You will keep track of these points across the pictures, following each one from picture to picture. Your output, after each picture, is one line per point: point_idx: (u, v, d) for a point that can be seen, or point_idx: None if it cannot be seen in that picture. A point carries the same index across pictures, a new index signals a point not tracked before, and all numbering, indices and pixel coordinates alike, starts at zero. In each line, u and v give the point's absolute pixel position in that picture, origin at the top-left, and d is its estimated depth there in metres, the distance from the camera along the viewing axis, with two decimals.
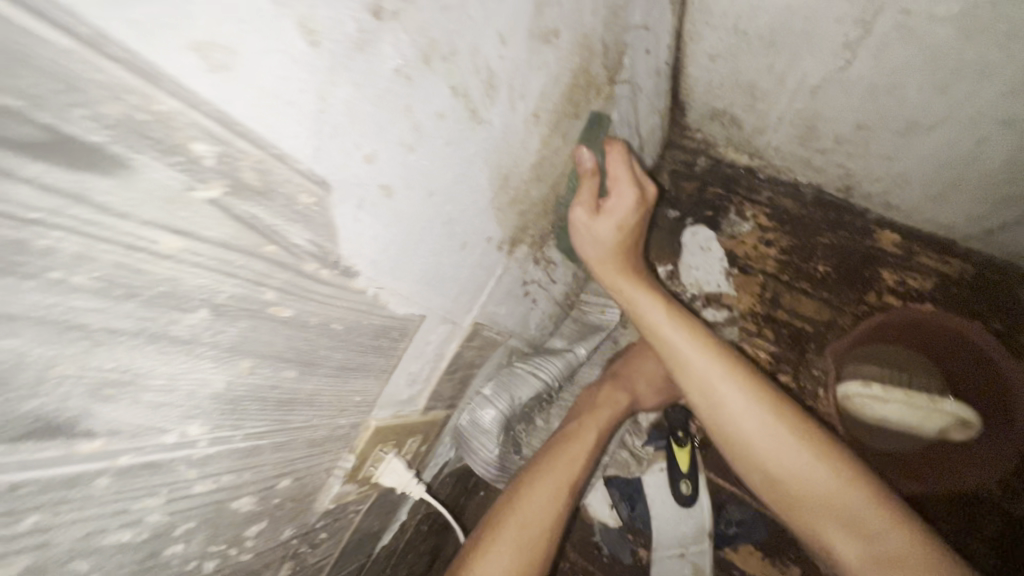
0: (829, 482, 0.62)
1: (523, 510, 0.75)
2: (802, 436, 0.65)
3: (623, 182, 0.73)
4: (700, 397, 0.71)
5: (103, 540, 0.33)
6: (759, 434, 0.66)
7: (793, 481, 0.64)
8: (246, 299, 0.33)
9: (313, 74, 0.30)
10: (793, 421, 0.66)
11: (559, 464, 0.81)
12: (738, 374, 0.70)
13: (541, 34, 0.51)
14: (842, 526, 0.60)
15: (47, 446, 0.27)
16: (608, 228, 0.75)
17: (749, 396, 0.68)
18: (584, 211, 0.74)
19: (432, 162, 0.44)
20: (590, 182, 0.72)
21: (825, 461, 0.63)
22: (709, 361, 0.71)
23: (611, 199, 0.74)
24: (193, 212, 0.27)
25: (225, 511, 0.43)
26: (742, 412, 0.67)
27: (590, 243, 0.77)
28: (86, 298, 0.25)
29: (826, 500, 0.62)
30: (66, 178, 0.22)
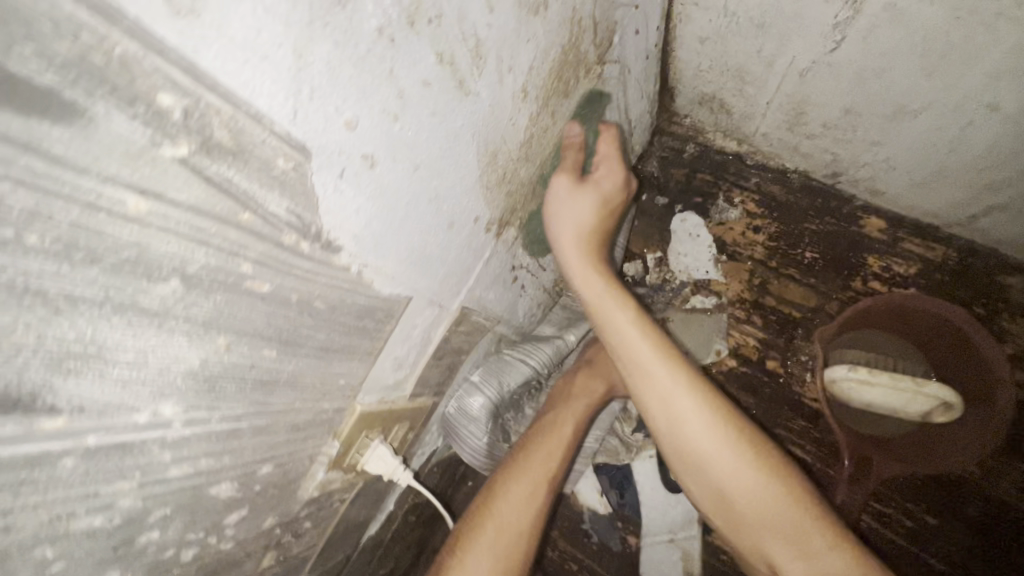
0: (783, 506, 0.59)
1: (500, 515, 0.73)
2: (760, 458, 0.62)
3: (612, 159, 0.75)
4: (660, 409, 0.66)
5: (72, 525, 0.31)
6: (717, 453, 0.63)
7: (748, 501, 0.61)
8: (221, 270, 0.32)
9: (288, 27, 0.28)
10: (752, 440, 0.63)
11: (535, 462, 0.78)
12: (698, 388, 0.66)
13: (530, 4, 0.50)
14: (786, 546, 0.59)
15: (5, 422, 0.25)
16: (589, 203, 0.73)
17: (709, 412, 0.64)
18: (566, 179, 0.72)
19: (416, 133, 0.43)
20: (576, 153, 0.72)
21: (780, 484, 0.60)
22: (671, 374, 0.66)
23: (599, 172, 0.74)
24: (161, 171, 0.25)
25: (204, 497, 0.41)
26: (702, 429, 0.63)
27: (566, 218, 0.73)
28: (43, 260, 0.23)
29: (778, 523, 0.59)
30: (14, 123, 0.20)
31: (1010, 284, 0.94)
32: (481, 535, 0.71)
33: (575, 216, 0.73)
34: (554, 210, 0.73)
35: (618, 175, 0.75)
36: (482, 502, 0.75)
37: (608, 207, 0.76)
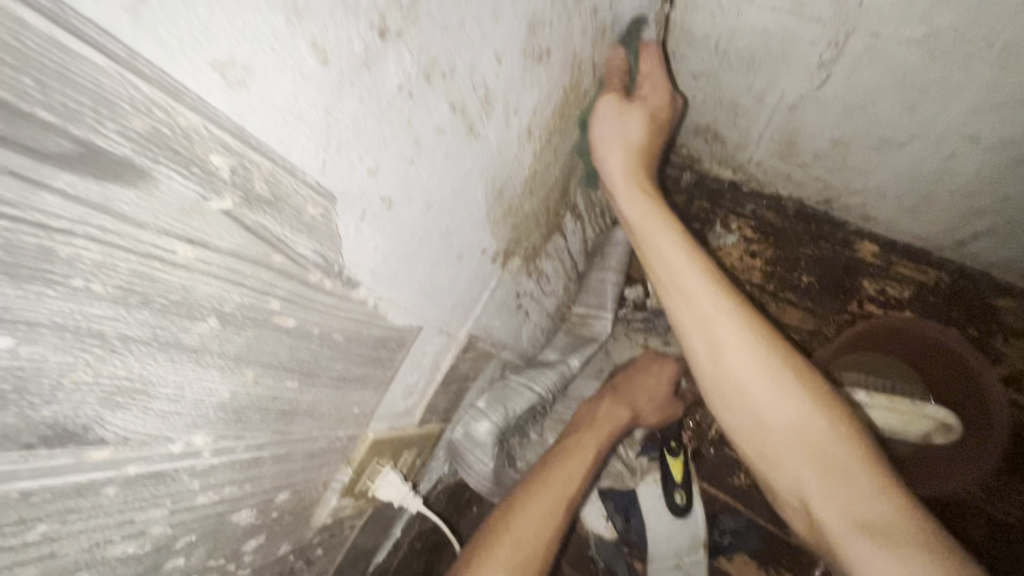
0: (831, 441, 0.52)
1: (517, 528, 0.73)
2: (811, 387, 0.56)
3: (657, 74, 0.79)
4: (700, 335, 0.61)
5: (109, 551, 0.33)
6: (756, 381, 0.57)
7: (786, 440, 0.54)
8: (252, 308, 0.34)
9: (321, 91, 0.31)
10: (794, 364, 0.57)
11: (556, 480, 0.79)
12: (749, 322, 0.59)
13: (534, 53, 0.53)
14: (828, 482, 0.51)
15: (59, 454, 0.27)
16: (639, 120, 0.73)
17: (756, 344, 0.58)
18: (613, 98, 0.71)
19: (430, 174, 0.46)
20: (620, 74, 0.73)
21: (830, 417, 0.54)
22: (712, 296, 0.61)
23: (645, 87, 0.78)
24: (207, 221, 0.28)
25: (226, 524, 0.43)
26: (742, 356, 0.58)
27: (616, 148, 0.72)
28: (103, 306, 0.25)
29: (832, 468, 0.51)
30: (93, 188, 0.23)
31: (1003, 306, 0.97)
32: (496, 549, 0.71)
33: (625, 135, 0.72)
34: (602, 139, 0.72)
35: (661, 82, 0.79)
36: (498, 519, 0.75)
37: (653, 131, 0.76)
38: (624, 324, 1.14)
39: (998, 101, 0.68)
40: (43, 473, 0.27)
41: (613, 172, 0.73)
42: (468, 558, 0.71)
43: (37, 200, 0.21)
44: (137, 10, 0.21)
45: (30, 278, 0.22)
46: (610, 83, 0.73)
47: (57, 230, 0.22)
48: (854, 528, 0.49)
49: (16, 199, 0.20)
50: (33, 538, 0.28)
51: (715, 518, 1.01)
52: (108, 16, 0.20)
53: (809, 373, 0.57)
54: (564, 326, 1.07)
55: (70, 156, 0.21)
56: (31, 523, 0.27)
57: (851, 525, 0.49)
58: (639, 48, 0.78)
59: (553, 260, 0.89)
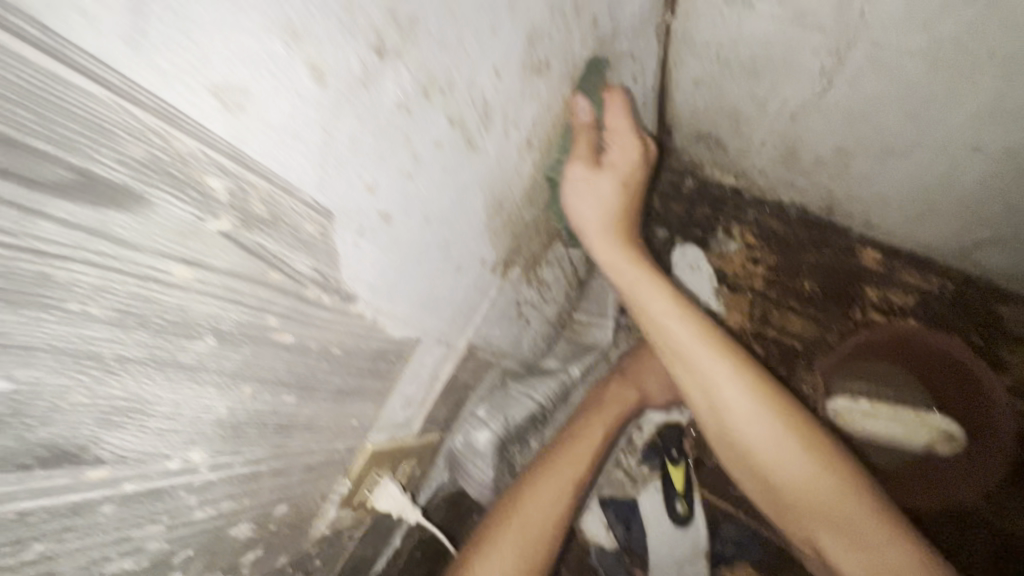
0: (832, 496, 0.61)
1: (521, 517, 0.80)
2: (809, 441, 0.64)
3: (623, 132, 0.72)
4: (703, 396, 0.68)
5: (105, 568, 0.33)
6: (760, 439, 0.65)
7: (790, 489, 0.63)
8: (250, 325, 0.34)
9: (319, 111, 0.31)
10: (792, 417, 0.65)
11: (563, 466, 0.85)
12: (750, 381, 0.67)
13: (534, 65, 0.53)
14: (836, 531, 0.61)
15: (55, 474, 0.27)
16: (610, 185, 0.73)
17: (759, 404, 0.66)
18: (584, 166, 0.70)
19: (429, 188, 0.46)
20: (588, 134, 0.69)
21: (830, 470, 0.62)
22: (712, 358, 0.68)
23: (612, 152, 0.72)
24: (204, 242, 0.28)
25: (224, 537, 0.43)
26: (747, 417, 0.65)
27: (589, 206, 0.73)
28: (100, 328, 0.26)
29: (835, 517, 0.61)
30: (89, 214, 0.23)
31: (1006, 313, 0.95)
32: (508, 527, 0.80)
33: (597, 199, 0.73)
34: (573, 200, 0.73)
35: (632, 144, 0.73)
36: (508, 503, 0.83)
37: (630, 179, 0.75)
38: (626, 331, 1.13)
39: (999, 111, 0.68)
40: (39, 494, 0.27)
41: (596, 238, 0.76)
42: (486, 532, 0.80)
43: (33, 226, 0.21)
44: (134, 38, 0.21)
45: (27, 303, 0.22)
46: (579, 144, 0.69)
47: (53, 256, 0.22)
48: (867, 573, 0.58)
49: (12, 228, 0.21)
50: (29, 556, 0.28)
51: (716, 527, 0.99)
52: (104, 47, 0.21)
53: (805, 424, 0.65)
54: (565, 333, 1.07)
55: (67, 184, 0.21)
56: (27, 542, 0.28)
57: (866, 571, 0.58)
58: (604, 96, 0.68)
59: (554, 267, 0.89)
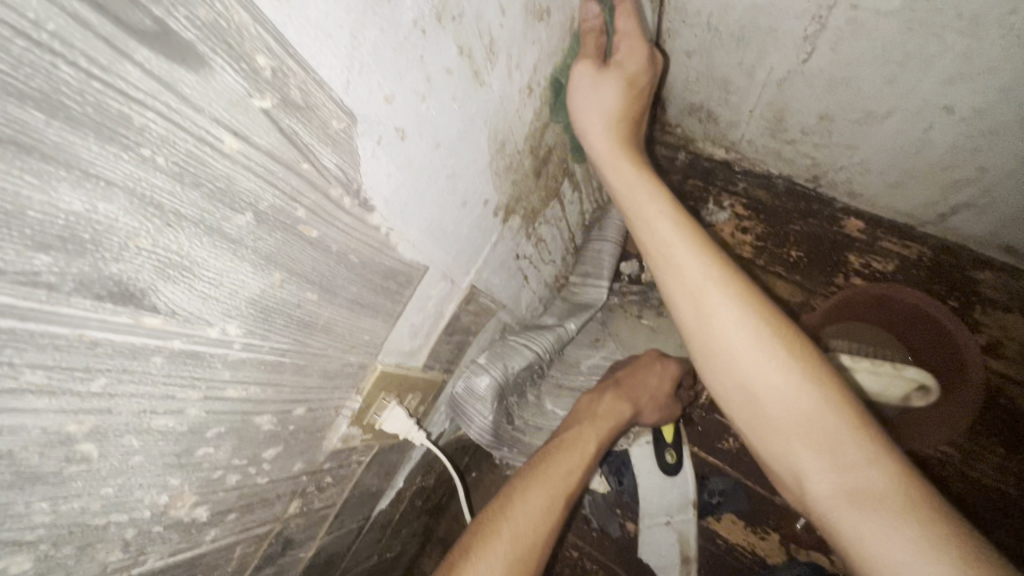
0: (818, 409, 0.52)
1: (514, 521, 0.70)
2: (794, 351, 0.55)
3: (632, 37, 0.70)
4: (686, 300, 0.60)
5: (152, 422, 0.37)
6: (745, 345, 0.56)
7: (772, 404, 0.54)
8: (282, 212, 0.38)
9: (349, 13, 0.35)
10: (782, 329, 0.56)
11: (553, 475, 0.76)
12: (735, 286, 0.58)
13: (535, 11, 0.58)
14: (814, 449, 0.52)
15: (121, 311, 0.31)
16: (616, 85, 0.69)
17: (743, 304, 0.57)
18: (587, 66, 0.68)
19: (439, 113, 0.50)
20: (597, 35, 0.69)
21: (817, 386, 0.53)
22: (698, 260, 0.60)
23: (621, 53, 0.70)
24: (249, 117, 0.33)
25: (250, 424, 0.47)
26: (730, 319, 0.57)
27: (591, 110, 0.70)
28: (164, 180, 0.30)
29: (818, 433, 0.52)
30: (164, 67, 0.27)
31: (982, 278, 1.01)
32: (492, 542, 0.68)
33: (599, 101, 0.69)
34: (578, 100, 0.70)
35: (641, 49, 0.71)
36: (497, 509, 0.73)
37: (633, 87, 0.72)
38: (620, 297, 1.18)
39: (967, 70, 0.72)
40: (108, 328, 0.31)
41: (598, 142, 0.72)
42: (462, 549, 0.69)
43: (121, 68, 0.25)
44: None
45: (111, 139, 0.26)
46: (587, 46, 0.69)
47: (133, 99, 0.26)
48: (848, 499, 0.49)
49: (106, 64, 0.25)
50: (95, 388, 0.32)
51: (704, 479, 1.04)
52: None
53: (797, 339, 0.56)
54: (561, 294, 1.12)
55: (148, 34, 0.26)
56: (93, 374, 0.32)
57: (841, 495, 0.50)
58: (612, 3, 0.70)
59: (552, 225, 0.94)
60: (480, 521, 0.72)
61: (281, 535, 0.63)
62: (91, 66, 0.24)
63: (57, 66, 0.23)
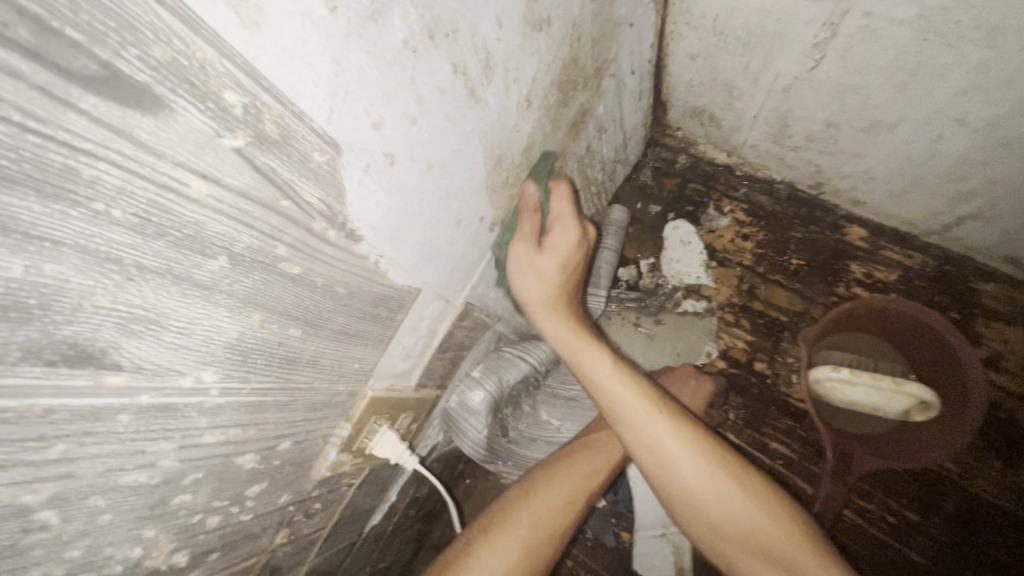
0: (775, 532, 0.60)
1: (533, 509, 0.71)
2: (743, 480, 0.63)
3: (567, 218, 0.73)
4: (644, 450, 0.66)
5: (120, 479, 0.34)
6: (700, 483, 0.63)
7: (732, 532, 0.61)
8: (260, 251, 0.35)
9: (329, 38, 0.32)
10: (728, 460, 0.65)
11: (576, 470, 0.77)
12: (685, 427, 0.66)
13: (534, 22, 0.54)
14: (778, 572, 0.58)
15: (78, 374, 0.29)
16: (553, 266, 0.73)
17: (693, 446, 0.65)
18: (523, 247, 0.71)
19: (432, 134, 0.47)
20: (532, 218, 0.71)
21: (769, 511, 0.61)
22: (649, 413, 0.67)
23: (553, 235, 0.73)
24: (219, 158, 0.29)
25: (231, 465, 0.44)
26: (685, 459, 0.64)
27: (531, 284, 0.73)
28: (122, 233, 0.27)
29: (775, 555, 0.59)
30: (115, 113, 0.24)
31: (985, 290, 1.00)
32: (510, 525, 0.69)
33: (540, 279, 0.73)
34: (517, 277, 0.74)
35: (575, 231, 0.73)
36: (519, 495, 0.73)
37: (573, 262, 0.76)
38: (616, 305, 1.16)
39: (982, 84, 0.70)
40: (63, 393, 0.28)
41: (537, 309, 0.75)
42: (477, 532, 0.69)
43: (62, 118, 0.22)
44: None
45: (56, 197, 0.23)
46: (524, 224, 0.72)
47: (81, 150, 0.23)
48: None
49: (44, 115, 0.22)
50: (51, 456, 0.30)
51: None
52: None
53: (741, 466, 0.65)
54: None
55: (97, 78, 0.23)
56: (50, 440, 0.29)
57: None
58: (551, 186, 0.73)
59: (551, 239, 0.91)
60: (494, 508, 0.72)
61: (267, 564, 0.61)
62: (27, 119, 0.21)
63: None
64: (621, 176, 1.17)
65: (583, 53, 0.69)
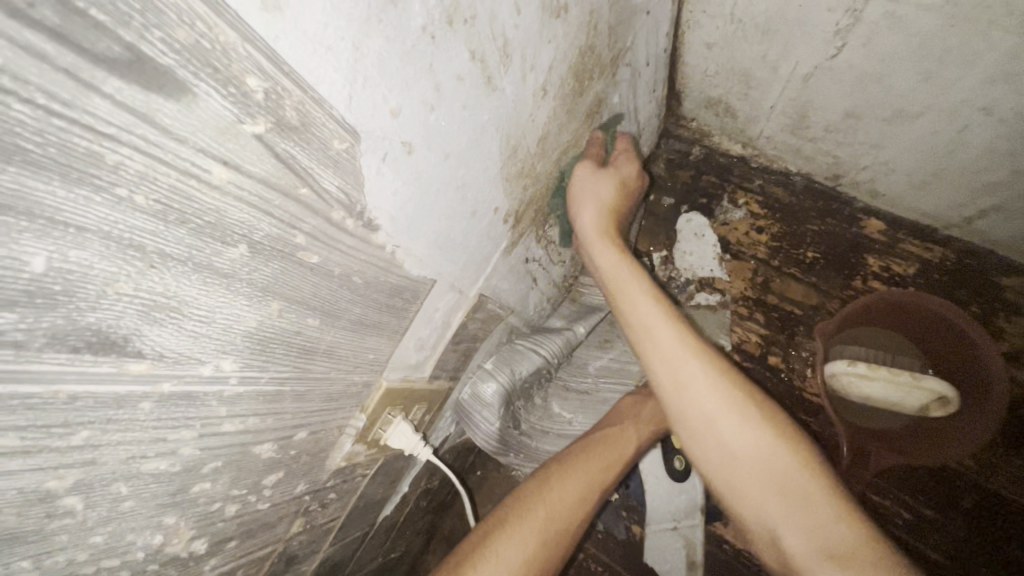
0: (792, 468, 0.57)
1: (548, 503, 0.70)
2: (765, 418, 0.61)
3: (627, 155, 0.83)
4: (665, 375, 0.64)
5: (142, 466, 0.35)
6: (719, 411, 0.61)
7: (748, 466, 0.59)
8: (280, 240, 0.35)
9: (350, 22, 0.32)
10: (753, 398, 0.62)
11: (590, 464, 0.77)
12: (712, 362, 0.64)
13: (552, 9, 0.53)
14: (787, 504, 0.56)
15: (102, 361, 0.29)
16: (610, 188, 0.78)
17: (717, 378, 0.63)
18: (587, 164, 0.77)
19: (449, 122, 0.46)
20: (596, 148, 0.80)
21: (788, 447, 0.58)
22: (677, 339, 0.65)
23: (613, 165, 0.80)
24: (241, 144, 0.29)
25: (249, 454, 0.44)
26: (705, 387, 0.62)
27: (587, 202, 0.77)
28: (144, 219, 0.27)
29: (789, 489, 0.56)
30: (138, 97, 0.24)
31: (1007, 284, 0.97)
32: (525, 518, 0.68)
33: (596, 195, 0.77)
34: (575, 196, 0.77)
35: (631, 168, 0.82)
36: (533, 488, 0.73)
37: (623, 196, 0.81)
38: None
39: (1010, 72, 0.68)
40: (87, 380, 0.28)
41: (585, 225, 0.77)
42: (491, 525, 0.69)
43: (86, 102, 0.22)
44: None
45: (80, 182, 0.23)
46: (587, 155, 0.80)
47: (104, 135, 0.23)
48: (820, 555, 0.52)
49: (69, 99, 0.21)
50: (75, 443, 0.30)
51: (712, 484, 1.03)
52: None
53: (771, 410, 0.62)
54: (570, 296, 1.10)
55: (121, 61, 0.22)
56: (74, 427, 0.29)
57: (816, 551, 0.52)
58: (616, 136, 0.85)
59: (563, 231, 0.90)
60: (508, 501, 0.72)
61: (283, 553, 0.61)
62: (52, 102, 0.21)
63: (8, 105, 0.20)
64: (635, 168, 1.16)
65: (600, 42, 0.68)
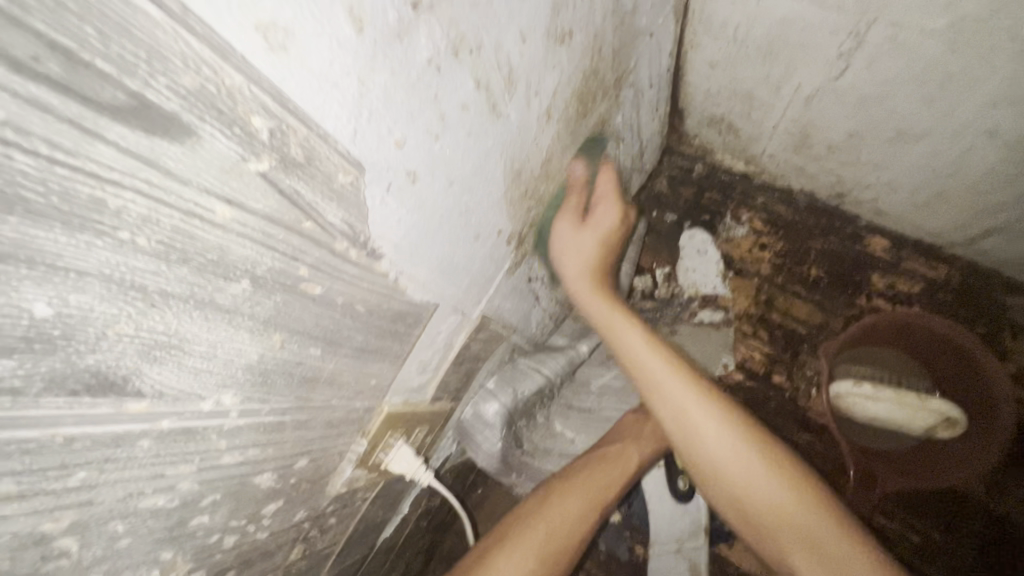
0: (804, 512, 0.60)
1: (548, 521, 0.70)
2: (773, 460, 0.63)
3: (610, 199, 0.76)
4: (674, 424, 0.67)
5: (140, 503, 0.34)
6: (729, 459, 0.64)
7: (763, 510, 0.62)
8: (282, 273, 0.35)
9: (355, 59, 0.31)
10: (758, 439, 0.65)
11: (591, 481, 0.76)
12: (717, 406, 0.66)
13: (556, 35, 0.53)
14: (803, 548, 0.59)
15: (101, 403, 0.28)
16: (593, 242, 0.75)
17: (723, 423, 0.65)
18: (567, 220, 0.74)
19: (454, 149, 0.46)
20: (577, 194, 0.75)
21: (797, 490, 0.61)
22: (681, 388, 0.67)
23: (596, 212, 0.75)
24: (244, 182, 0.29)
25: (248, 484, 0.44)
26: (714, 433, 0.65)
27: (571, 258, 0.76)
28: (146, 260, 0.26)
29: (803, 535, 0.59)
30: (143, 142, 0.23)
31: (1011, 303, 0.97)
32: (524, 536, 0.68)
33: (579, 254, 0.75)
34: (556, 250, 0.76)
35: (616, 213, 0.76)
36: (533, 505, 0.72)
37: (611, 242, 0.77)
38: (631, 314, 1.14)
39: (1015, 96, 0.68)
40: (86, 421, 0.28)
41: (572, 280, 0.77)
42: (491, 543, 0.69)
43: (90, 149, 0.22)
44: None
45: (82, 228, 0.23)
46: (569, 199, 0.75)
47: (107, 180, 0.23)
48: None
49: (73, 147, 0.21)
50: (71, 484, 0.29)
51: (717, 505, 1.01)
52: None
53: (776, 450, 0.65)
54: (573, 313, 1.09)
55: (126, 109, 0.22)
56: (71, 469, 0.29)
57: None
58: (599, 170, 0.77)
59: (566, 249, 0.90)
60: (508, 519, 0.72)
61: None
62: (55, 151, 0.21)
63: (10, 156, 0.20)
64: (637, 185, 1.16)
65: (604, 65, 0.68)
